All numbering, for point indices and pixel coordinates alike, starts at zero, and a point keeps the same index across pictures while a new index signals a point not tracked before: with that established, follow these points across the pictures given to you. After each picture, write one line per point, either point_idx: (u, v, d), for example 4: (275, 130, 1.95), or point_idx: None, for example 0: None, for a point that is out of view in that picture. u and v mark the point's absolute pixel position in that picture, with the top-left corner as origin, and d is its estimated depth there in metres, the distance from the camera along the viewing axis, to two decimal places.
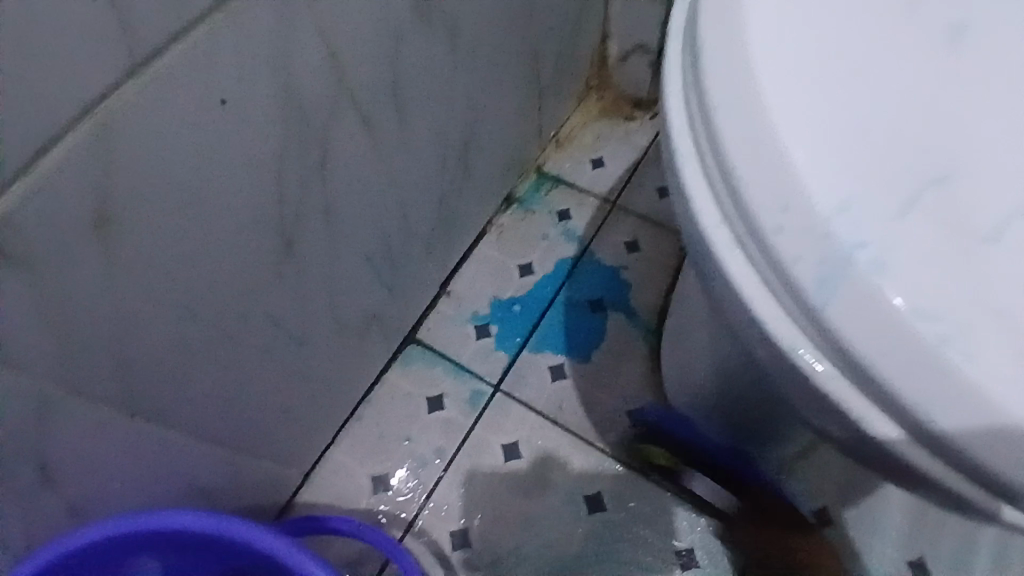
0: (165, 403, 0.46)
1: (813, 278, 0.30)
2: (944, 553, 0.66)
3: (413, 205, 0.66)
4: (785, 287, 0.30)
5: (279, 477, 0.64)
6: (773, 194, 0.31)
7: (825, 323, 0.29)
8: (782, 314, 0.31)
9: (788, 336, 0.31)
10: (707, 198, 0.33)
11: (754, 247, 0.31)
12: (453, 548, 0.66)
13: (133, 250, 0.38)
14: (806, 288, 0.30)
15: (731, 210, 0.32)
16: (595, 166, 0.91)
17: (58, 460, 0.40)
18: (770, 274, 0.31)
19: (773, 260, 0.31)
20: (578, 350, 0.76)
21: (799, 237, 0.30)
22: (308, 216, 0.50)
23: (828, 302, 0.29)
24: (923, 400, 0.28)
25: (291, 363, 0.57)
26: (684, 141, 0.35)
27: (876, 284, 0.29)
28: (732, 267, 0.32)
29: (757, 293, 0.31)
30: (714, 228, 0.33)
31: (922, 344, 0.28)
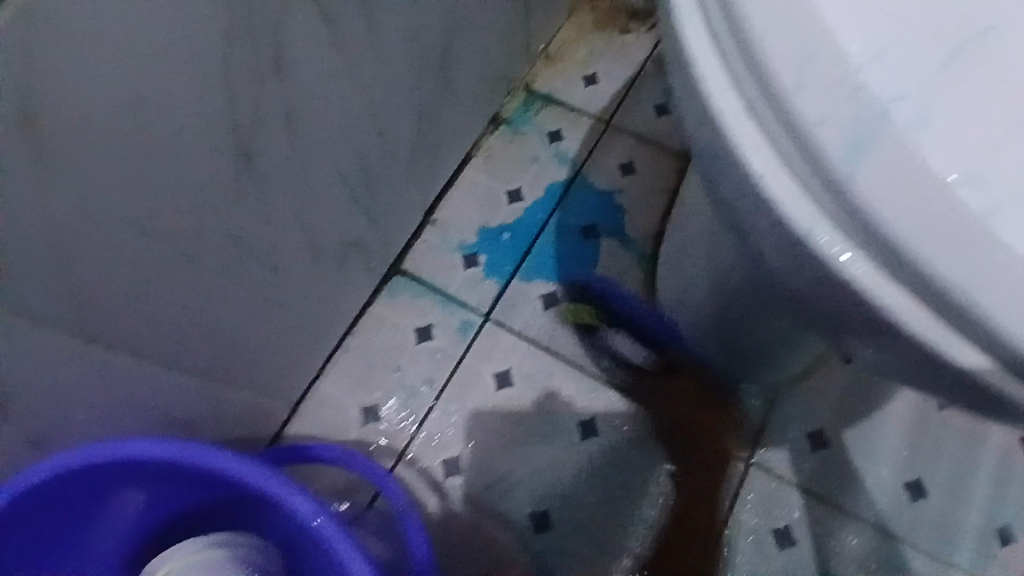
0: (129, 330, 0.44)
1: (841, 142, 0.25)
2: (943, 472, 0.65)
3: (390, 122, 0.61)
4: (805, 156, 0.26)
5: (265, 409, 0.63)
6: (795, 45, 0.26)
7: (854, 196, 0.25)
8: (798, 190, 0.26)
9: (806, 216, 0.26)
10: (713, 59, 0.28)
11: (770, 113, 0.27)
12: (446, 476, 0.65)
13: (71, 156, 0.33)
14: (832, 154, 0.25)
15: (744, 73, 0.27)
16: (588, 83, 0.85)
17: (14, 391, 0.38)
18: (789, 143, 0.26)
19: (793, 126, 0.26)
20: (570, 277, 0.73)
21: (825, 93, 0.25)
22: (268, 126, 0.46)
23: (859, 170, 0.25)
24: (964, 281, 0.24)
25: (266, 290, 0.54)
26: (685, 0, 0.30)
27: (912, 146, 0.25)
28: (742, 137, 0.27)
29: (770, 170, 0.27)
30: (722, 93, 0.28)
31: (963, 213, 0.24)
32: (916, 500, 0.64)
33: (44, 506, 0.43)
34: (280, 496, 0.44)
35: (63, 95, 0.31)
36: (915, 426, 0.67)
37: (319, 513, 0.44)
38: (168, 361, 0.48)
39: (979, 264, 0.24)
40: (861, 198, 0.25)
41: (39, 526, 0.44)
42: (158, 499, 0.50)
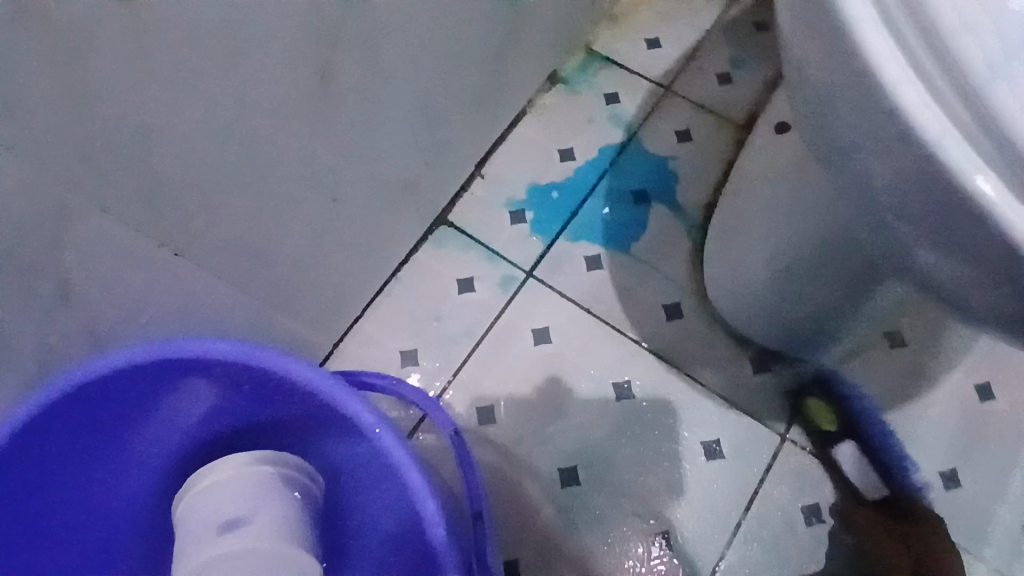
0: (195, 239, 0.45)
1: (984, 51, 0.24)
2: (978, 467, 0.64)
3: (456, 61, 0.61)
4: (946, 71, 0.24)
5: (310, 341, 0.64)
6: None
7: (999, 105, 0.23)
8: (934, 105, 0.24)
9: (937, 127, 0.24)
10: None
11: (905, 19, 0.25)
12: (479, 424, 0.66)
13: (159, 42, 0.34)
14: (974, 55, 0.24)
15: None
16: (650, 46, 0.83)
17: (77, 280, 0.40)
18: (922, 54, 0.25)
19: (930, 33, 0.24)
20: (617, 241, 0.73)
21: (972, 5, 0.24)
22: (342, 42, 0.46)
23: (1003, 80, 0.23)
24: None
25: (322, 218, 0.56)
26: None
27: None
28: (873, 47, 0.25)
29: (901, 78, 0.25)
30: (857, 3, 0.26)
31: None
32: (951, 491, 0.64)
33: (104, 398, 0.46)
34: (345, 401, 0.47)
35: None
36: (955, 418, 0.66)
37: (380, 424, 0.47)
38: (222, 274, 0.50)
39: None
40: (1006, 108, 0.23)
41: (100, 416, 0.47)
42: (217, 409, 0.52)
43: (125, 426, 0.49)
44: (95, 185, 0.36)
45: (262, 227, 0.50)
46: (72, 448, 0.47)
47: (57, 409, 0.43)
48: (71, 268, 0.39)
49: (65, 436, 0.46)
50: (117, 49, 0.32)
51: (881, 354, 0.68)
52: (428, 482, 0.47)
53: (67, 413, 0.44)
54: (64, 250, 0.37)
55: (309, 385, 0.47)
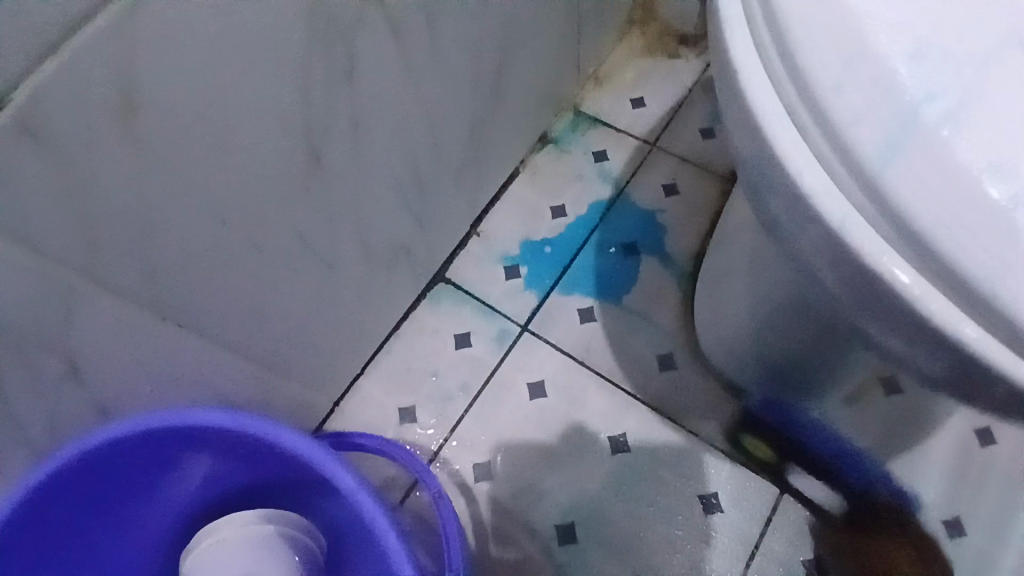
0: (194, 309, 0.48)
1: (874, 143, 0.27)
2: (983, 515, 0.63)
3: (443, 131, 0.65)
4: (836, 153, 0.28)
5: (308, 400, 0.66)
6: (834, 51, 0.29)
7: (887, 189, 0.27)
8: (830, 179, 0.28)
9: (833, 201, 0.28)
10: (756, 70, 0.31)
11: (807, 116, 0.29)
12: (475, 480, 0.67)
13: (159, 145, 0.38)
14: (860, 137, 0.28)
15: (785, 76, 0.30)
16: (635, 106, 0.87)
17: (82, 356, 0.42)
18: (821, 142, 0.29)
19: (828, 128, 0.28)
20: (608, 293, 0.75)
21: (858, 94, 0.28)
22: (332, 124, 0.50)
23: (890, 169, 0.27)
24: (990, 268, 0.26)
25: (318, 284, 0.58)
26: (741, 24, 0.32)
27: (945, 142, 0.27)
28: (777, 135, 0.29)
29: (805, 165, 0.29)
30: (762, 96, 0.30)
31: (990, 207, 0.26)
32: (957, 540, 0.63)
33: (104, 468, 0.48)
34: (323, 467, 0.48)
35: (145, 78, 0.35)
36: (956, 465, 0.65)
37: (360, 490, 0.48)
38: (222, 342, 0.52)
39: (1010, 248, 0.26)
40: (893, 190, 0.27)
41: (100, 485, 0.49)
42: (216, 471, 0.54)
43: (126, 492, 0.51)
44: (100, 268, 0.39)
45: (259, 295, 0.53)
46: (73, 518, 0.49)
47: (57, 483, 0.45)
48: (76, 346, 0.41)
49: (64, 508, 0.47)
50: (119, 160, 0.37)
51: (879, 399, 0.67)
52: (404, 544, 0.48)
53: (68, 485, 0.46)
54: (70, 328, 0.40)
55: (294, 451, 0.49)
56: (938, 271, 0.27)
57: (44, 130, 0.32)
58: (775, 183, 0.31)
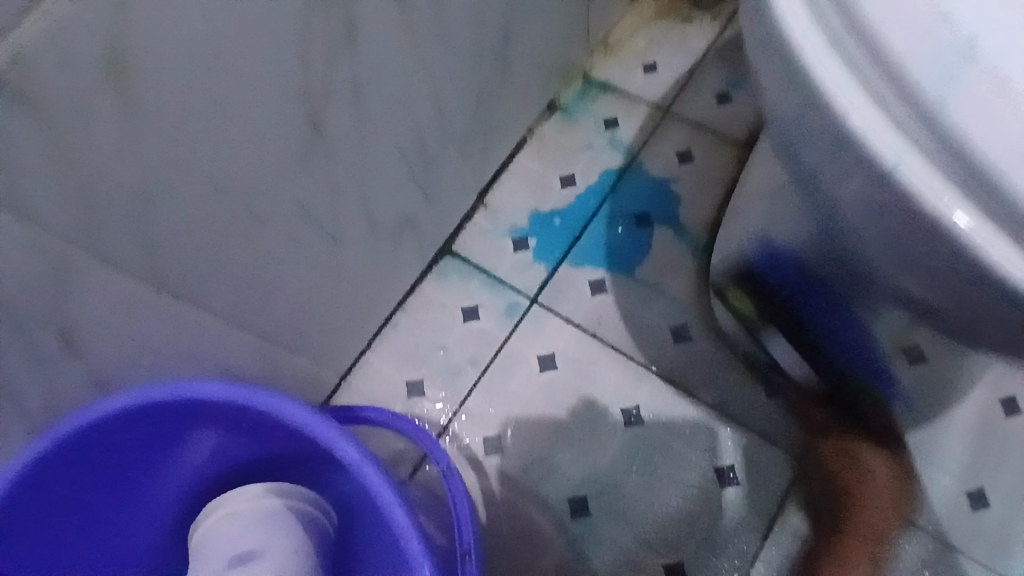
0: (194, 280, 0.46)
1: (923, 59, 0.25)
2: (1008, 488, 0.61)
3: (448, 98, 0.62)
4: (891, 85, 0.26)
5: (316, 376, 0.65)
6: None
7: (937, 108, 0.25)
8: (883, 116, 0.26)
9: (887, 139, 0.26)
10: (795, 5, 0.28)
11: (849, 36, 0.27)
12: (486, 455, 0.66)
13: (153, 104, 0.36)
14: (915, 70, 0.25)
15: (823, 2, 0.28)
16: (647, 72, 0.84)
17: (80, 327, 0.41)
18: (865, 62, 0.27)
19: (872, 46, 0.26)
20: (620, 265, 0.73)
21: (911, 25, 0.26)
22: (332, 87, 0.48)
23: (943, 84, 0.25)
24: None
25: (321, 256, 0.57)
26: None
27: (1003, 74, 0.25)
28: (824, 71, 0.27)
29: (847, 90, 0.27)
30: (806, 31, 0.28)
31: None
32: (982, 514, 0.61)
33: (108, 441, 0.47)
34: (332, 441, 0.47)
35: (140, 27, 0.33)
36: (982, 438, 0.63)
37: (365, 462, 0.47)
38: (225, 315, 0.51)
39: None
40: (952, 123, 0.25)
41: (104, 459, 0.48)
42: (222, 445, 0.53)
43: (131, 466, 0.50)
44: (92, 237, 0.38)
45: (261, 267, 0.51)
46: (78, 491, 0.48)
47: (59, 455, 0.44)
48: (71, 317, 0.40)
49: (69, 480, 0.47)
50: (109, 122, 0.35)
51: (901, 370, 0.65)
52: (415, 521, 0.47)
53: (71, 458, 0.45)
54: (65, 299, 0.39)
55: (297, 424, 0.47)
56: (992, 202, 0.25)
57: (26, 88, 0.30)
58: (812, 119, 0.28)
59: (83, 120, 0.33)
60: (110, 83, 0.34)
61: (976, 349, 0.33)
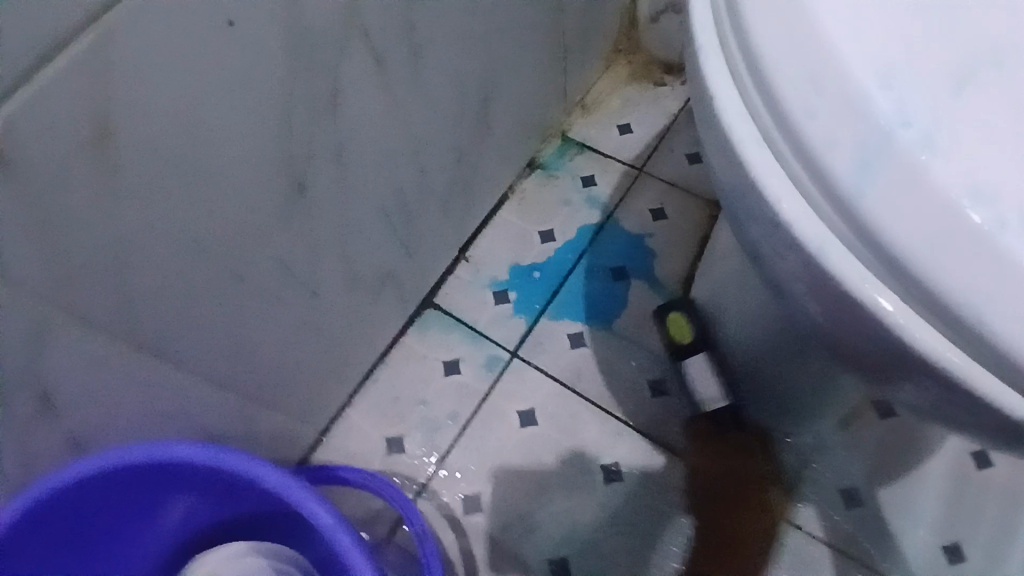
0: (173, 340, 0.47)
1: (848, 165, 0.28)
2: (980, 539, 0.62)
3: (431, 158, 0.65)
4: (814, 179, 0.28)
5: (293, 432, 0.65)
6: (808, 74, 0.29)
7: (864, 211, 0.27)
8: (808, 209, 0.29)
9: (816, 232, 0.28)
10: (734, 98, 0.31)
11: (783, 140, 0.29)
12: (465, 512, 0.65)
13: (134, 169, 0.37)
14: (838, 166, 0.28)
15: (757, 103, 0.30)
16: (621, 132, 0.88)
17: (58, 391, 0.41)
18: (798, 166, 0.29)
19: (802, 150, 0.29)
20: (598, 318, 0.74)
21: (832, 121, 0.28)
22: (317, 155, 0.50)
23: (867, 190, 0.27)
24: (975, 299, 0.26)
25: (301, 314, 0.57)
26: (715, 56, 0.33)
27: (921, 165, 0.27)
28: (756, 161, 0.30)
29: (780, 192, 0.29)
30: (740, 124, 0.31)
31: (968, 229, 0.26)
32: (956, 565, 0.61)
33: (80, 504, 0.46)
34: (303, 505, 0.46)
35: (126, 104, 0.35)
36: (953, 487, 0.64)
37: (340, 528, 0.46)
38: (203, 373, 0.51)
39: (995, 280, 0.25)
40: (870, 217, 0.27)
41: (75, 522, 0.47)
42: (195, 506, 0.52)
43: (102, 528, 0.49)
44: (72, 299, 0.38)
45: (240, 326, 0.52)
46: (46, 557, 0.46)
47: (32, 519, 0.43)
48: (48, 379, 0.40)
49: (38, 544, 0.45)
50: (91, 188, 0.35)
51: (871, 423, 0.67)
52: None
53: (37, 530, 0.44)
54: (43, 361, 0.39)
55: (272, 487, 0.47)
56: (922, 301, 0.27)
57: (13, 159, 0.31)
58: (757, 209, 0.31)
59: (66, 189, 0.34)
60: (94, 154, 0.35)
61: (923, 415, 0.35)
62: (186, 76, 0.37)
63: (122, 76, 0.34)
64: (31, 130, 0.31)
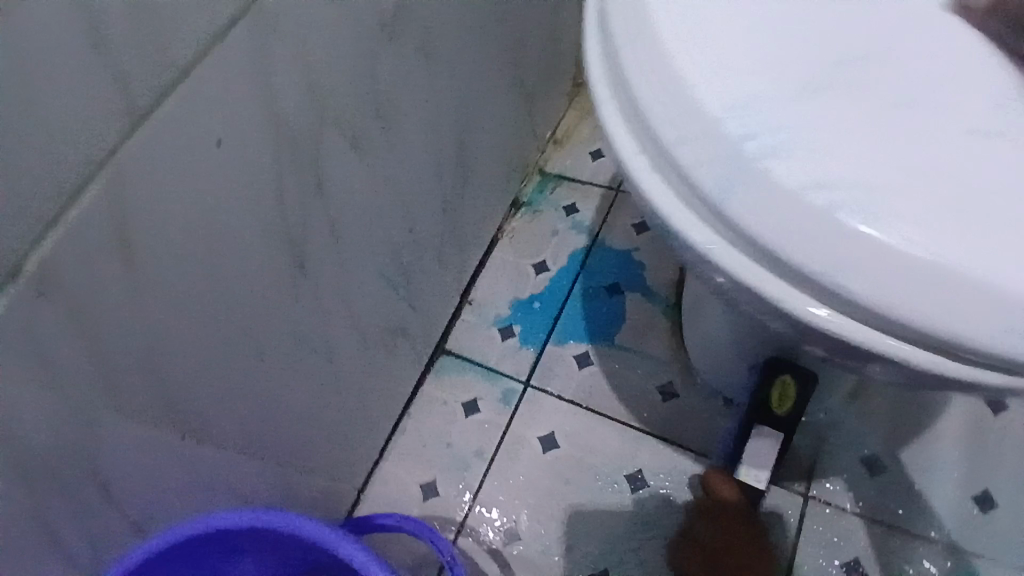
0: (210, 421, 0.52)
1: (714, 179, 0.31)
2: (1007, 487, 0.65)
3: (418, 217, 0.70)
4: (693, 194, 0.33)
5: (332, 492, 0.68)
6: (670, 107, 0.33)
7: (730, 215, 0.31)
8: (695, 220, 0.33)
9: (704, 238, 0.33)
10: (623, 132, 0.35)
11: (663, 165, 0.34)
12: (504, 542, 0.68)
13: (156, 276, 0.42)
14: (705, 182, 0.32)
15: (640, 134, 0.35)
16: (595, 158, 0.93)
17: (117, 480, 0.46)
18: (680, 185, 0.33)
19: (679, 172, 0.33)
20: (600, 335, 0.78)
21: (695, 144, 0.32)
22: (311, 233, 0.55)
23: (731, 198, 0.31)
24: (832, 272, 0.29)
25: (322, 379, 0.62)
26: (604, 95, 0.37)
27: (768, 172, 0.30)
28: (647, 185, 0.34)
29: (674, 209, 0.33)
30: (631, 154, 0.35)
31: (817, 218, 0.29)
32: (988, 513, 0.64)
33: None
34: (343, 548, 0.50)
35: (144, 223, 0.39)
36: (975, 440, 0.66)
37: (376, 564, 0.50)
38: (242, 447, 0.56)
39: (844, 252, 0.29)
40: (741, 220, 0.31)
41: None
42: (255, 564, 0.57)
43: None
44: (120, 399, 0.43)
45: (268, 400, 0.57)
46: None
47: None
48: (107, 472, 0.45)
49: None
50: (123, 300, 0.40)
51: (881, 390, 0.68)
52: None
53: None
54: (102, 456, 0.44)
55: (315, 536, 0.51)
56: (796, 280, 0.31)
57: (58, 290, 0.36)
58: (668, 227, 0.34)
59: (99, 303, 0.39)
60: (122, 271, 0.39)
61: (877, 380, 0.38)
62: (191, 191, 0.42)
63: (138, 201, 0.38)
64: (67, 255, 0.36)
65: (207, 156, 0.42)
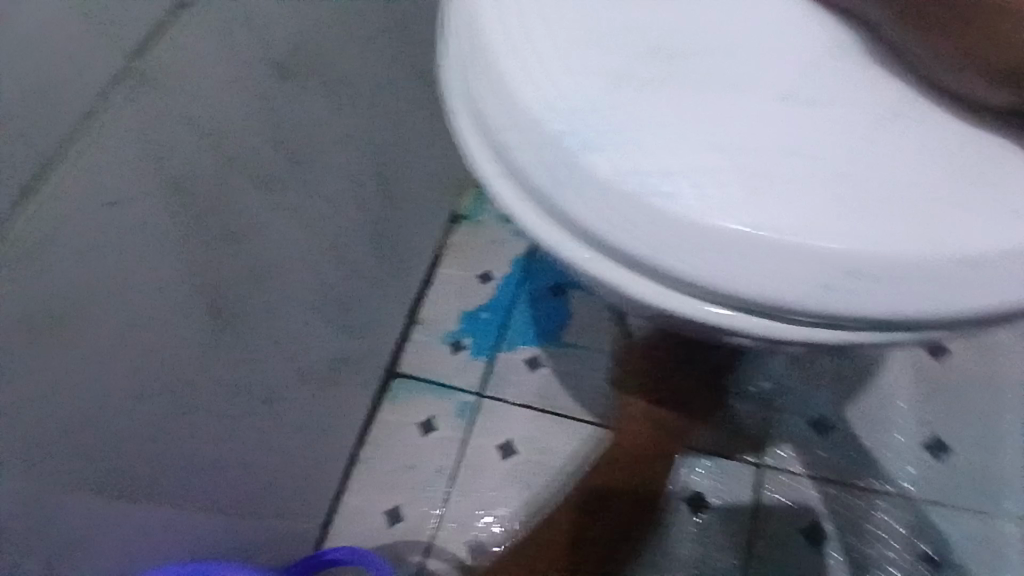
0: (153, 481, 0.51)
1: (544, 177, 0.31)
2: (961, 432, 0.68)
3: (349, 246, 0.70)
4: (530, 193, 0.32)
5: (293, 532, 0.67)
6: (500, 108, 0.33)
7: (563, 210, 0.31)
8: (537, 218, 0.33)
9: (548, 234, 0.33)
10: (471, 134, 0.35)
11: (503, 165, 0.33)
12: (472, 557, 0.68)
13: (81, 345, 0.40)
14: (537, 179, 0.32)
15: (482, 136, 0.34)
16: None
17: (55, 555, 0.44)
18: (520, 184, 0.33)
19: (516, 173, 0.33)
20: (549, 337, 0.78)
21: (524, 143, 0.32)
22: (234, 281, 0.53)
23: (560, 193, 0.31)
24: (662, 256, 0.30)
25: (265, 421, 0.62)
26: (457, 100, 0.36)
27: (590, 163, 0.30)
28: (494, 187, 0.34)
29: (518, 208, 0.33)
30: (478, 157, 0.35)
31: (641, 205, 0.30)
32: (945, 459, 0.67)
33: None
34: None
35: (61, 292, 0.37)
36: (920, 391, 0.71)
37: None
38: (190, 500, 0.55)
39: (669, 235, 0.29)
40: (573, 215, 0.31)
41: None
42: None
43: None
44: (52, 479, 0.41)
45: (212, 450, 0.56)
46: None
47: None
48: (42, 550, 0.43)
49: None
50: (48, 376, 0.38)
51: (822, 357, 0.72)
52: None
53: None
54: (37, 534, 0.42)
55: None
56: (634, 265, 0.31)
57: None
58: None
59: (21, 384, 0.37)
60: (42, 348, 0.37)
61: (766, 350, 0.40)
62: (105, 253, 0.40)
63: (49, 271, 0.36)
64: None
65: (122, 218, 0.40)
